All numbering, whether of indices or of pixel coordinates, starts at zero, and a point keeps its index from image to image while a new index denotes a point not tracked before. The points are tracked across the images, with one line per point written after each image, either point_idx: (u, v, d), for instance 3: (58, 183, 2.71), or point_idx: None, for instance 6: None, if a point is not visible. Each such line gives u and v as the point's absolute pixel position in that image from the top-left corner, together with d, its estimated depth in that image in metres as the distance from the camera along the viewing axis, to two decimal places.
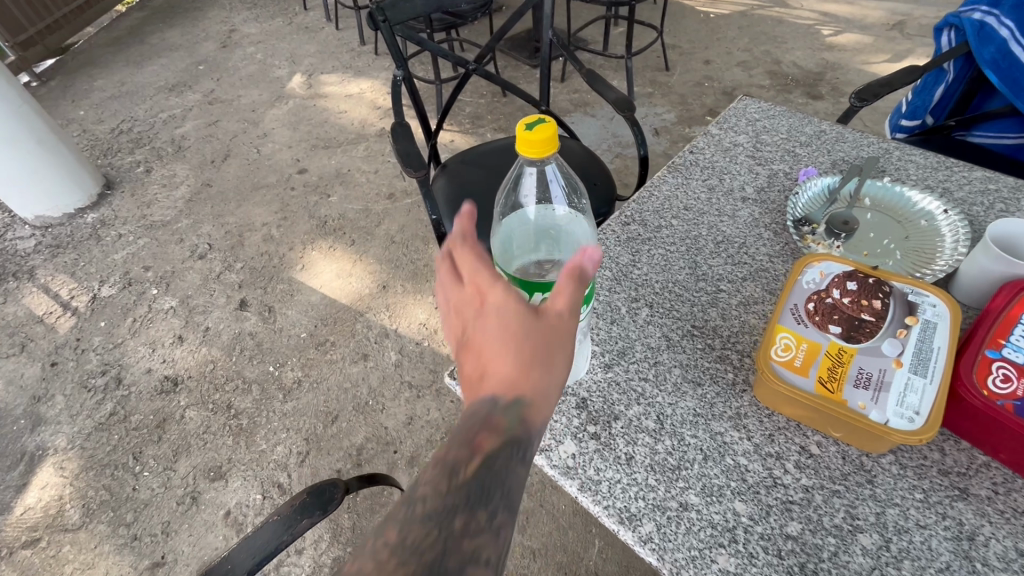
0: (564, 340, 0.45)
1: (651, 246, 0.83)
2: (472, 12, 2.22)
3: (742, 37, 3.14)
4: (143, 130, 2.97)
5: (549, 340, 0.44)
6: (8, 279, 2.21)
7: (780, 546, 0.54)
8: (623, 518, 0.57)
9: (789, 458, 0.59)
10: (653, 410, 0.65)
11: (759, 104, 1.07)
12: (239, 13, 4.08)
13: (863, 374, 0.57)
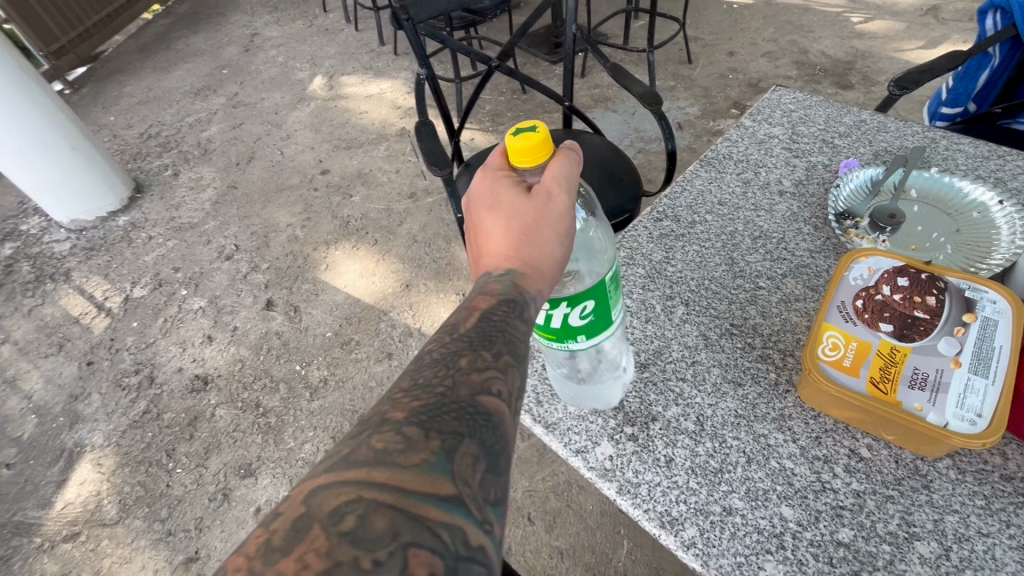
0: (548, 210, 0.50)
1: (685, 243, 0.80)
2: (492, 9, 2.21)
3: (767, 27, 3.07)
4: (171, 134, 3.04)
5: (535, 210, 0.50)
6: (46, 281, 2.28)
7: (831, 554, 0.52)
8: (664, 523, 0.56)
9: (838, 462, 0.57)
10: (693, 411, 0.63)
11: (794, 94, 1.03)
12: (261, 17, 4.14)
13: (918, 375, 0.54)
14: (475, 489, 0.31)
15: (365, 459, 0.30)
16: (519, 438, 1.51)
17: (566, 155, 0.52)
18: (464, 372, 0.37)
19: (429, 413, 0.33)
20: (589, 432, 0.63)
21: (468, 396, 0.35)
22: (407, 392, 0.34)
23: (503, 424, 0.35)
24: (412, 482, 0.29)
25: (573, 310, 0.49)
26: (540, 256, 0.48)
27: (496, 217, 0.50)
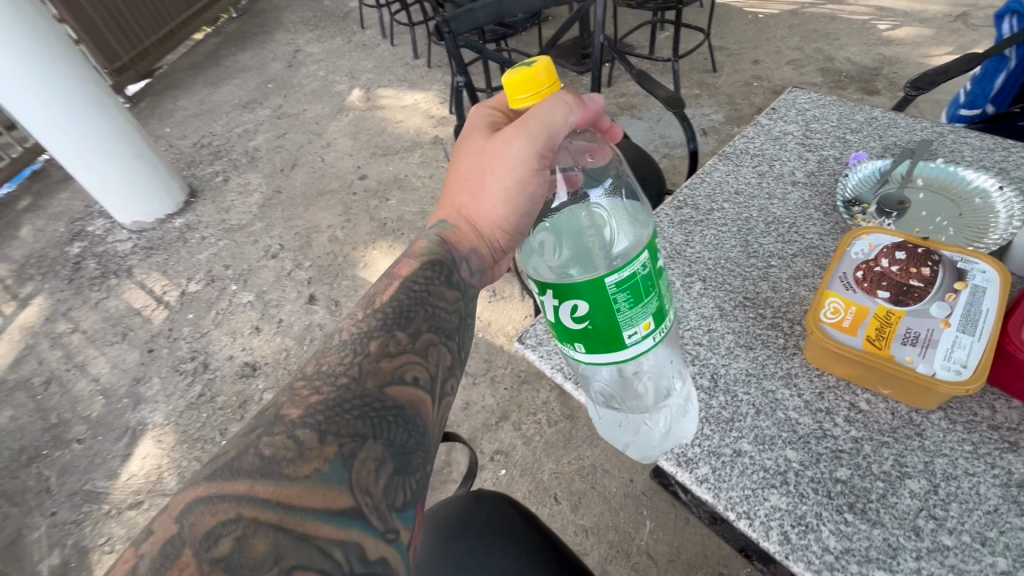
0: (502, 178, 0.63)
1: (703, 227, 0.88)
2: (523, 23, 2.34)
3: (793, 35, 3.11)
4: (221, 143, 3.26)
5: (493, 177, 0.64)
6: (111, 277, 2.49)
7: (830, 488, 0.59)
8: (680, 461, 0.63)
9: (839, 413, 0.64)
10: (707, 370, 0.71)
11: (809, 95, 1.10)
12: (303, 34, 4.39)
13: (911, 333, 0.61)
14: (368, 499, 0.43)
15: (267, 473, 0.41)
16: (546, 424, 1.59)
17: (547, 100, 0.56)
18: (374, 362, 0.50)
19: (325, 426, 0.44)
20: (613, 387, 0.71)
21: (375, 389, 0.48)
22: (312, 400, 0.46)
23: (401, 429, 0.47)
24: (296, 503, 0.40)
25: (565, 304, 0.49)
26: (478, 213, 0.66)
27: (461, 171, 0.67)
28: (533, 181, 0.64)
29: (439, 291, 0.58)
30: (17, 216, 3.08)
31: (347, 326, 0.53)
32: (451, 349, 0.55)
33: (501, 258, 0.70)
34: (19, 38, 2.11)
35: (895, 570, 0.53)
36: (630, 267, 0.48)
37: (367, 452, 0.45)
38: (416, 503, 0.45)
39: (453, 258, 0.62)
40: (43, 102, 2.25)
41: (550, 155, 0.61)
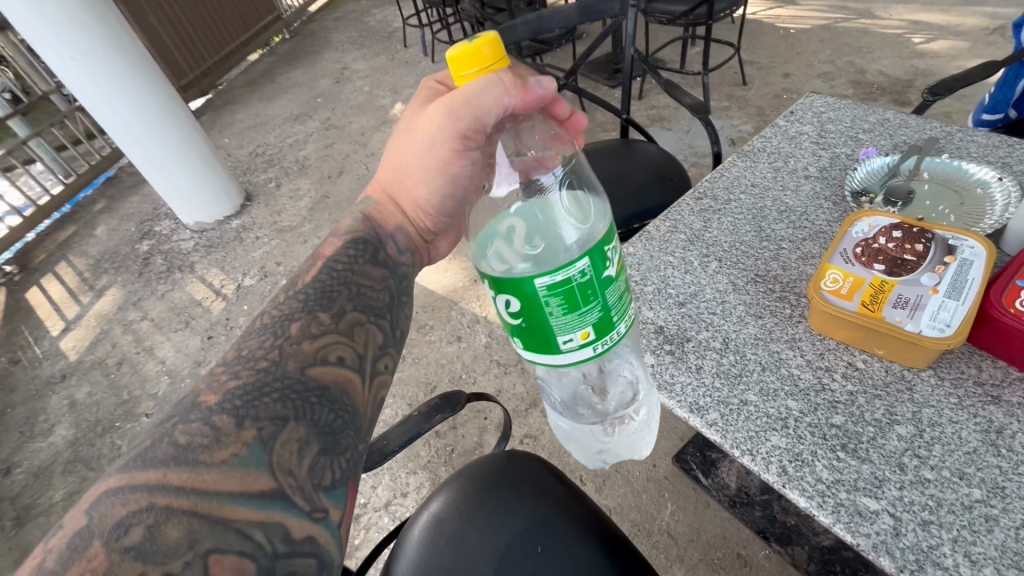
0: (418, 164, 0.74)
1: (720, 215, 0.98)
2: (557, 39, 2.48)
3: (824, 49, 3.16)
4: (274, 152, 3.51)
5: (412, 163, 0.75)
6: (175, 272, 2.72)
7: (825, 431, 0.67)
8: (692, 408, 0.72)
9: (837, 370, 0.72)
10: (720, 334, 0.80)
11: (826, 100, 1.18)
12: (350, 53, 4.68)
13: (902, 298, 0.69)
14: (291, 482, 0.50)
15: (181, 462, 0.47)
16: None
17: (475, 80, 0.58)
18: (295, 346, 0.58)
19: (241, 414, 0.51)
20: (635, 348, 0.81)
21: (295, 373, 0.55)
22: (231, 387, 0.53)
23: (324, 410, 0.54)
24: (214, 484, 0.46)
25: (502, 298, 0.58)
26: (406, 192, 0.78)
27: (399, 151, 0.78)
28: (452, 165, 0.72)
29: (362, 267, 0.69)
30: (94, 217, 3.40)
31: (272, 314, 0.62)
32: (381, 329, 0.66)
33: (429, 234, 0.82)
34: (110, 56, 2.37)
35: (880, 497, 0.60)
36: (565, 273, 0.55)
37: (289, 435, 0.51)
38: (345, 481, 0.53)
39: (379, 237, 0.74)
40: (126, 112, 2.50)
41: (471, 136, 0.67)
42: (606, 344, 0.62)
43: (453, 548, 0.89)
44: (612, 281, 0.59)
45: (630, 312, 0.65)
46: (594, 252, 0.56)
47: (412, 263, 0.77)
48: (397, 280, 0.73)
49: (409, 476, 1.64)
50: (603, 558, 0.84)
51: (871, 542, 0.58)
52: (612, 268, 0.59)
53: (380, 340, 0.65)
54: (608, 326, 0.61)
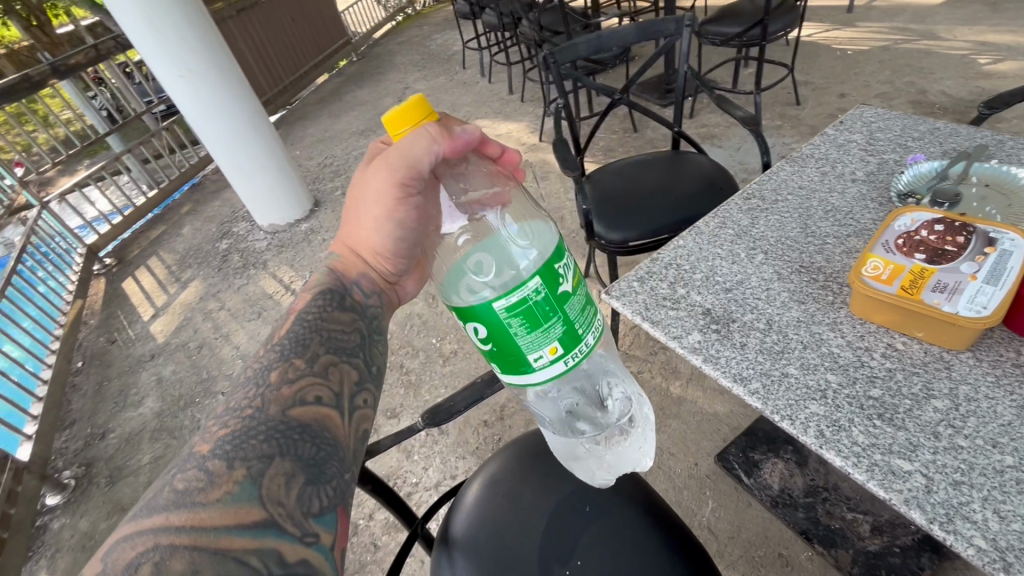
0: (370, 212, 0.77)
1: (768, 213, 1.05)
2: (611, 60, 2.61)
3: (883, 69, 3.14)
4: (341, 164, 3.79)
5: (364, 213, 0.78)
6: (250, 268, 2.98)
7: (863, 402, 0.72)
8: (736, 378, 0.79)
9: (877, 349, 0.77)
10: (765, 316, 0.86)
11: (876, 111, 1.24)
12: (413, 74, 5.00)
13: (942, 283, 0.74)
14: (280, 510, 0.53)
15: (180, 505, 0.50)
16: None
17: (409, 134, 0.66)
18: (275, 391, 0.63)
19: (230, 456, 0.55)
20: (684, 326, 0.88)
21: (277, 413, 0.60)
22: (221, 435, 0.57)
23: (307, 443, 0.59)
24: (213, 517, 0.50)
25: (469, 326, 0.61)
26: (361, 243, 0.80)
27: (350, 205, 0.81)
28: (399, 212, 0.76)
29: (332, 315, 0.74)
30: (181, 218, 3.77)
31: (252, 366, 0.67)
32: (353, 367, 0.71)
33: (394, 278, 0.85)
34: (212, 73, 2.66)
35: (913, 459, 0.65)
36: (518, 294, 0.57)
37: (275, 470, 0.55)
38: (333, 506, 0.57)
39: (342, 286, 0.78)
40: (219, 123, 2.79)
41: (411, 184, 0.72)
42: (576, 357, 0.63)
43: (509, 504, 0.97)
44: (569, 295, 0.61)
45: (598, 323, 0.66)
46: (544, 270, 0.59)
47: (379, 305, 0.81)
48: (367, 322, 0.78)
49: (458, 460, 1.73)
50: (648, 521, 0.90)
51: (903, 496, 0.63)
52: (566, 283, 0.61)
53: (354, 377, 0.70)
54: (575, 339, 0.62)
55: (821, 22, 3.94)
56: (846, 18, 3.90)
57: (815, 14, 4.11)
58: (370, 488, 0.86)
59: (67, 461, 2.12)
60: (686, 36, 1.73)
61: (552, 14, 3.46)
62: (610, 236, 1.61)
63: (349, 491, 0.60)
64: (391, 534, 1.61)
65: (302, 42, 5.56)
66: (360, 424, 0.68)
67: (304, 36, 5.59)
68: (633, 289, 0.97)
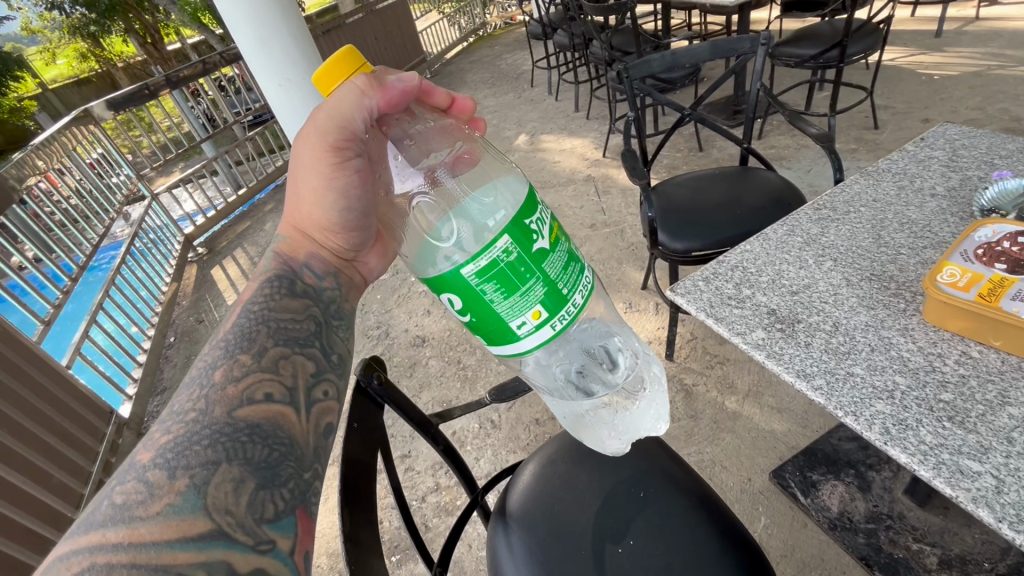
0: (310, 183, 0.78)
1: (839, 223, 1.06)
2: (681, 79, 2.65)
3: (973, 96, 2.98)
4: None
5: (305, 186, 0.79)
6: None
7: (932, 403, 0.72)
8: (799, 374, 0.81)
9: (951, 356, 0.77)
10: (831, 319, 0.88)
11: (961, 129, 1.22)
12: (482, 91, 5.24)
13: (1022, 292, 0.73)
14: (230, 520, 0.48)
15: (118, 520, 0.46)
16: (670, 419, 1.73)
17: (338, 89, 0.70)
18: (218, 394, 0.58)
19: (172, 465, 0.50)
20: (747, 323, 0.91)
21: (221, 415, 0.56)
22: (164, 442, 0.53)
23: (257, 446, 0.55)
24: (152, 534, 0.45)
25: (444, 297, 0.66)
26: (306, 220, 0.81)
27: (291, 184, 0.83)
28: (338, 180, 0.77)
29: (280, 302, 0.71)
30: (264, 216, 4.11)
31: (198, 366, 0.63)
32: (308, 358, 0.68)
33: (350, 257, 0.85)
34: (308, 83, 2.92)
35: (984, 461, 0.65)
36: (486, 256, 0.61)
37: (222, 477, 0.51)
38: (291, 510, 0.52)
39: (292, 271, 0.77)
40: None
41: (345, 146, 0.75)
42: (562, 319, 0.67)
43: (563, 485, 1.01)
44: (546, 254, 0.65)
45: (583, 283, 0.70)
46: (514, 231, 0.62)
47: (335, 287, 0.80)
48: (322, 307, 0.76)
49: (509, 454, 1.79)
50: (703, 515, 0.92)
51: (970, 495, 0.63)
52: (542, 241, 0.65)
53: (310, 368, 0.67)
54: (559, 300, 0.66)
55: (906, 46, 3.80)
56: (933, 43, 3.74)
57: (899, 38, 3.97)
58: (440, 448, 0.95)
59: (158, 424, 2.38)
60: (761, 54, 1.75)
61: (623, 35, 3.55)
62: (673, 245, 1.64)
63: (310, 491, 0.55)
64: (442, 517, 1.68)
65: (382, 58, 6.01)
66: (321, 418, 0.64)
67: (385, 53, 6.04)
68: (698, 286, 1.01)
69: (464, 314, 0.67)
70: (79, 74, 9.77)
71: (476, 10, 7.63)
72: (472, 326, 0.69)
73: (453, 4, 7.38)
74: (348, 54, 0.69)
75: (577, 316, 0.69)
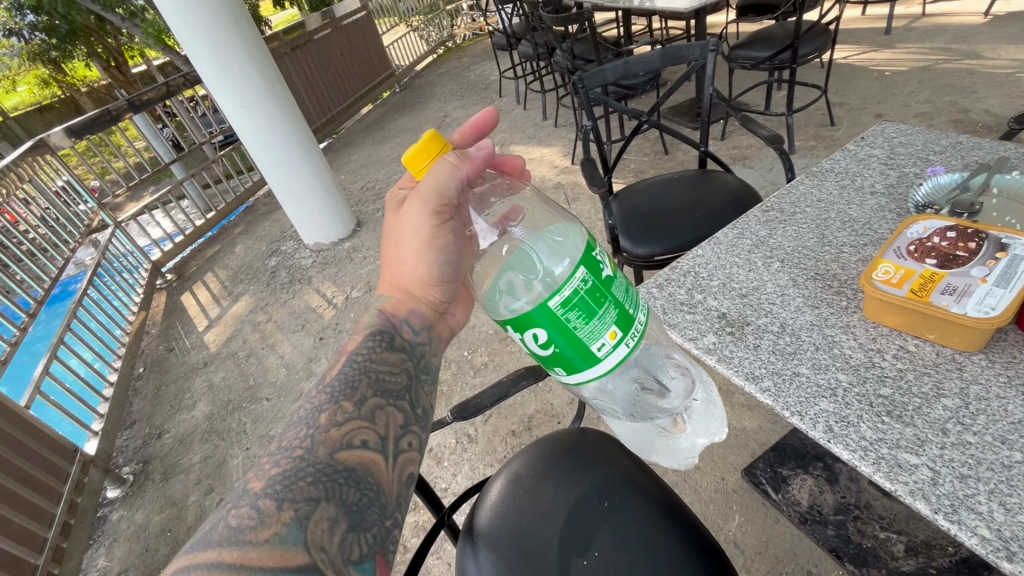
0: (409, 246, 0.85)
1: (786, 225, 1.09)
2: (641, 85, 2.70)
3: (923, 89, 3.10)
4: (382, 187, 4.03)
5: (405, 249, 0.86)
6: (296, 283, 3.17)
7: (872, 399, 0.74)
8: (748, 376, 0.82)
9: (889, 351, 0.79)
10: (779, 320, 0.90)
11: (899, 127, 1.26)
12: (451, 103, 5.28)
13: (951, 286, 0.76)
14: (324, 556, 0.61)
15: (232, 543, 0.59)
16: None
17: (431, 168, 0.74)
18: (324, 435, 0.70)
19: (281, 498, 0.63)
20: (699, 328, 0.93)
21: (324, 457, 0.68)
22: (272, 473, 0.66)
23: (352, 490, 0.67)
24: (262, 560, 0.58)
25: (528, 333, 0.66)
26: (407, 280, 0.88)
27: (390, 245, 0.90)
28: (437, 239, 0.84)
29: (381, 355, 0.81)
30: (234, 238, 4.06)
31: (305, 407, 0.75)
32: (400, 409, 0.77)
33: (442, 309, 0.92)
34: (272, 105, 2.90)
35: (921, 454, 0.67)
36: (569, 287, 0.64)
37: (321, 514, 0.63)
38: (373, 554, 0.64)
39: (392, 326, 0.85)
40: (275, 150, 3.02)
41: (444, 210, 0.81)
42: (634, 337, 0.69)
43: (530, 500, 1.01)
44: (613, 279, 0.68)
45: (643, 303, 0.73)
46: (586, 261, 0.65)
47: (427, 341, 0.88)
48: (415, 360, 0.85)
49: (486, 468, 1.78)
50: (664, 526, 0.92)
51: (908, 488, 0.64)
52: (608, 268, 0.68)
53: (400, 420, 0.76)
54: (629, 320, 0.68)
55: (858, 43, 3.94)
56: (884, 39, 3.90)
57: (850, 36, 4.12)
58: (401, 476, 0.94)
59: (127, 458, 2.31)
60: (711, 60, 1.79)
61: (585, 44, 3.62)
62: (635, 250, 1.66)
63: (389, 537, 0.67)
64: (419, 536, 1.66)
65: (351, 74, 6.02)
66: (405, 466, 0.75)
67: (354, 68, 6.05)
68: (652, 294, 1.02)
69: (547, 349, 0.66)
70: (41, 102, 9.59)
71: (442, 22, 7.68)
72: (545, 358, 0.68)
73: (421, 17, 7.39)
74: (433, 136, 0.73)
75: (643, 334, 0.71)
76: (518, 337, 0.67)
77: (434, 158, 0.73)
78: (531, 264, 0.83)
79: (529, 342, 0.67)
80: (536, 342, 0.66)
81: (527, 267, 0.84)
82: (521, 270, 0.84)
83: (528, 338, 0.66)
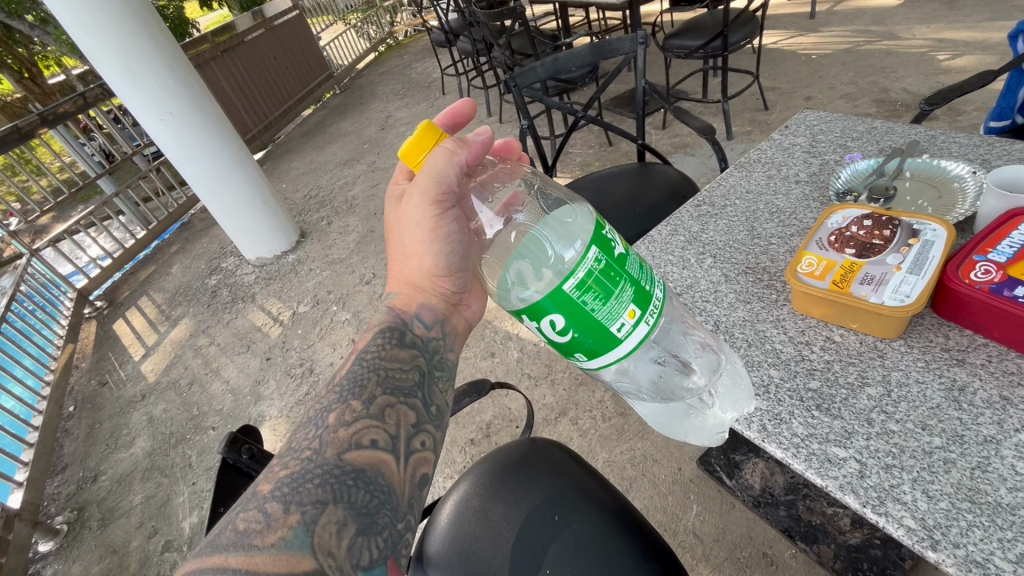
0: (414, 239, 0.79)
1: (717, 219, 1.09)
2: (580, 78, 2.69)
3: (846, 71, 3.23)
4: (325, 195, 3.89)
5: (410, 242, 0.80)
6: (239, 301, 3.02)
7: (802, 394, 0.75)
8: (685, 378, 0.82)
9: (817, 343, 0.80)
10: (712, 318, 0.89)
11: (820, 114, 1.29)
12: (393, 103, 5.15)
13: (869, 276, 0.77)
14: (331, 562, 0.57)
15: (237, 548, 0.56)
16: (600, 419, 1.76)
17: (429, 158, 0.71)
18: (331, 435, 0.66)
19: (288, 501, 0.59)
20: None
21: (333, 458, 0.63)
22: (281, 475, 0.62)
23: (363, 493, 0.62)
24: (268, 564, 0.55)
25: (544, 321, 0.60)
26: (414, 274, 0.83)
27: (393, 243, 0.85)
28: (442, 227, 0.78)
29: (391, 352, 0.76)
30: (170, 258, 3.83)
31: (315, 406, 0.71)
32: (411, 408, 0.72)
33: (456, 300, 0.87)
34: (196, 114, 2.73)
35: (849, 446, 0.68)
36: (582, 267, 0.59)
37: (328, 518, 0.59)
38: (384, 559, 0.60)
39: (402, 322, 0.80)
40: (204, 162, 2.84)
41: (446, 197, 0.76)
42: (652, 314, 0.64)
43: (479, 521, 0.98)
44: (626, 257, 0.63)
45: (659, 279, 0.68)
46: (597, 240, 0.60)
47: (441, 335, 0.82)
48: (428, 356, 0.79)
49: (446, 480, 1.74)
50: (618, 530, 0.91)
51: (838, 482, 0.65)
52: (619, 246, 0.63)
53: (413, 418, 0.71)
54: (646, 297, 0.63)
55: (787, 28, 4.08)
56: (809, 23, 4.05)
57: (777, 22, 4.27)
58: None
59: (60, 506, 2.14)
60: (640, 53, 1.79)
61: (523, 39, 3.60)
62: None
63: (401, 541, 0.63)
64: None
65: (288, 76, 5.79)
66: (417, 467, 0.70)
67: (290, 71, 5.82)
68: None
69: (568, 336, 0.60)
70: None
71: (382, 19, 7.51)
72: (563, 347, 0.62)
73: (358, 15, 7.20)
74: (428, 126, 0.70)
75: (662, 310, 0.66)
76: (534, 326, 0.61)
77: (432, 153, 0.70)
78: (541, 252, 0.78)
79: (546, 330, 0.61)
80: (553, 330, 0.60)
81: (537, 256, 0.78)
82: (529, 261, 0.79)
83: (544, 325, 0.60)
